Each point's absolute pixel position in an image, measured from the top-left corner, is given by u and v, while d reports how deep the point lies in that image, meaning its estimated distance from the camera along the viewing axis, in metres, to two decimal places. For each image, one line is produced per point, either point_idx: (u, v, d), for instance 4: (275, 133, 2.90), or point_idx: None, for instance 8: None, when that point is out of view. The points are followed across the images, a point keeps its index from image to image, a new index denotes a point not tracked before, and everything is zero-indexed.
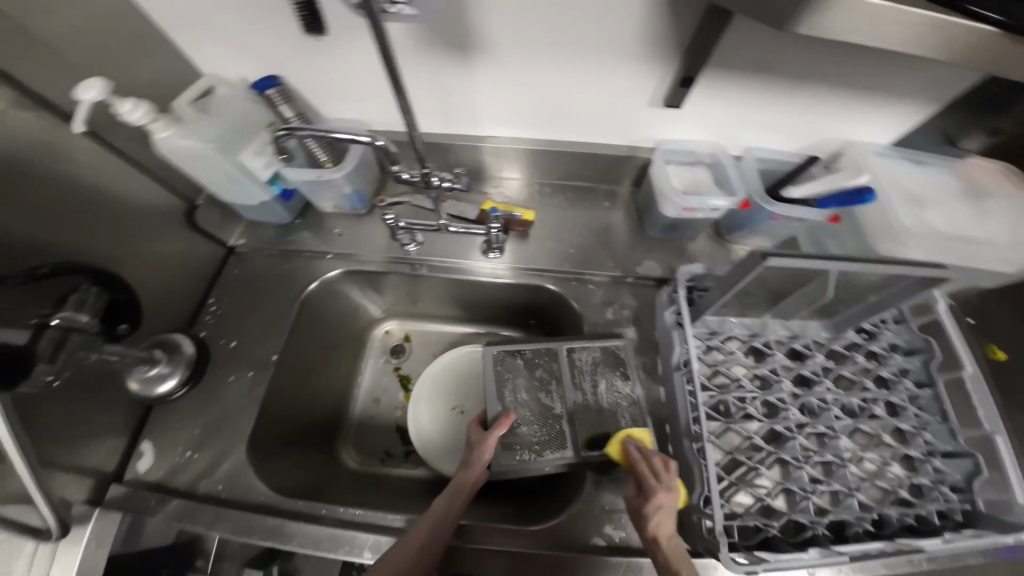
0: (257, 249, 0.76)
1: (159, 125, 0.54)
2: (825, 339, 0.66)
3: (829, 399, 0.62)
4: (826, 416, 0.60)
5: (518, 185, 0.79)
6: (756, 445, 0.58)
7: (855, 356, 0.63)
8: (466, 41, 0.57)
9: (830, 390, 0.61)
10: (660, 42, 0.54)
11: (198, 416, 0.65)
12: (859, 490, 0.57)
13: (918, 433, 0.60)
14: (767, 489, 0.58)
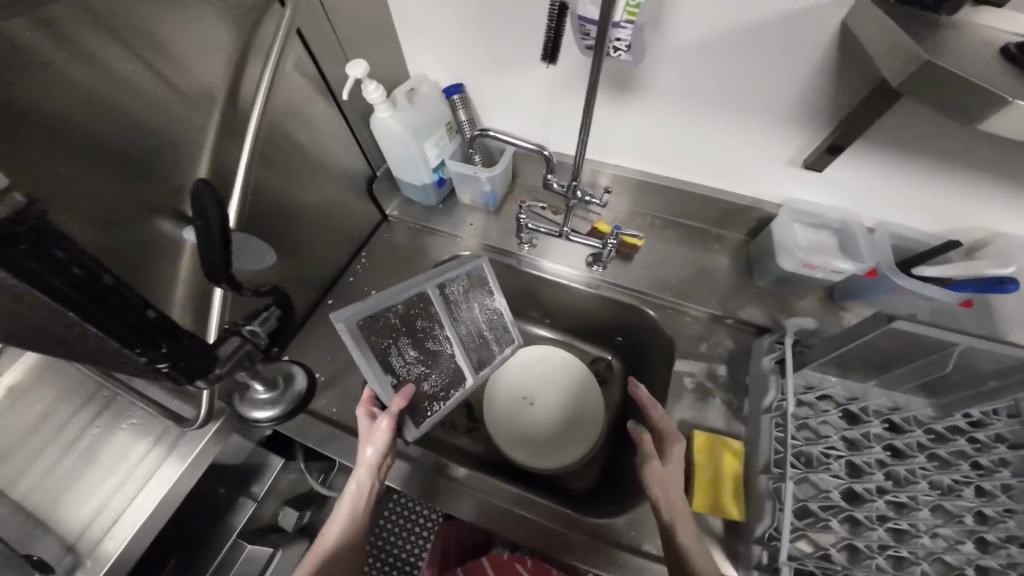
0: (405, 221, 0.91)
1: (383, 108, 0.69)
2: (928, 417, 0.65)
3: (917, 473, 0.62)
4: (910, 488, 0.61)
5: (634, 213, 0.86)
6: (831, 500, 0.61)
7: (958, 439, 0.62)
8: (632, 83, 0.66)
9: (922, 466, 0.61)
10: (820, 109, 0.59)
11: (331, 343, 0.78)
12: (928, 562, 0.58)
13: (1002, 519, 0.59)
14: (833, 540, 0.61)
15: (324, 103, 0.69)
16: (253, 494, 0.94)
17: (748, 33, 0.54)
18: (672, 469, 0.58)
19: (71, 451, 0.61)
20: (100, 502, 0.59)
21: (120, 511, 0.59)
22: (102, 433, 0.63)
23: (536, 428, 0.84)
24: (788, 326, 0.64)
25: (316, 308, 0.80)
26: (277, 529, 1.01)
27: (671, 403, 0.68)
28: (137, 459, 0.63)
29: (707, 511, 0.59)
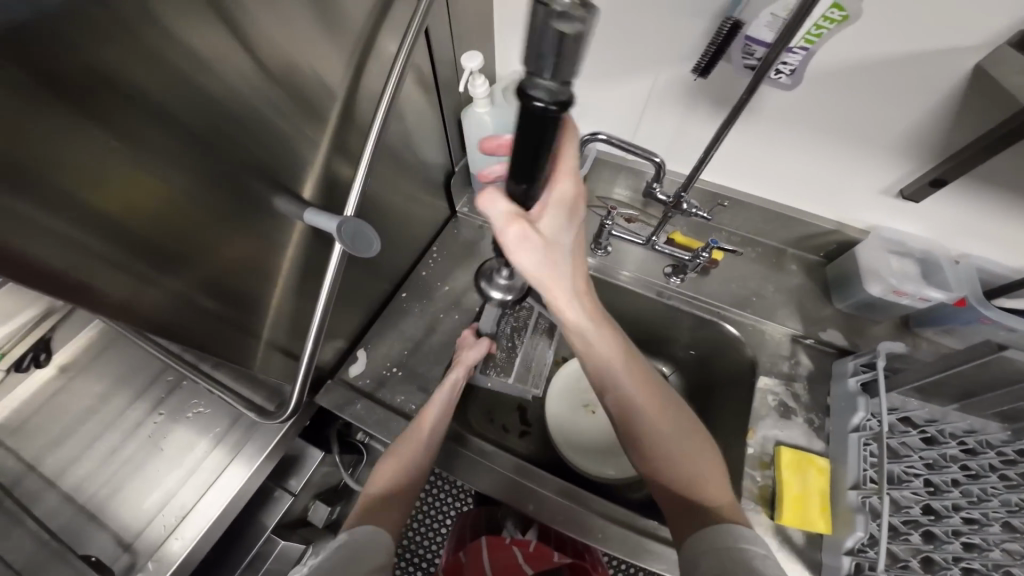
0: (474, 219, 0.90)
1: (483, 103, 0.69)
2: (1002, 441, 0.62)
3: (993, 493, 0.58)
4: (987, 506, 0.57)
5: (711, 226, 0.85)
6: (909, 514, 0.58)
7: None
8: (734, 99, 0.65)
9: (1000, 486, 0.58)
10: (929, 145, 0.60)
11: (403, 338, 0.76)
12: None
13: None
14: (907, 553, 0.57)
15: (423, 97, 0.68)
16: (290, 487, 0.89)
17: (871, 69, 0.55)
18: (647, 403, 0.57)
19: (138, 439, 0.63)
20: (164, 494, 0.61)
21: (184, 507, 0.60)
22: (166, 421, 0.64)
23: (599, 437, 0.82)
24: (879, 350, 0.65)
25: (389, 300, 0.79)
26: (307, 523, 0.94)
27: (754, 419, 0.69)
28: (198, 455, 0.63)
29: (797, 523, 0.59)
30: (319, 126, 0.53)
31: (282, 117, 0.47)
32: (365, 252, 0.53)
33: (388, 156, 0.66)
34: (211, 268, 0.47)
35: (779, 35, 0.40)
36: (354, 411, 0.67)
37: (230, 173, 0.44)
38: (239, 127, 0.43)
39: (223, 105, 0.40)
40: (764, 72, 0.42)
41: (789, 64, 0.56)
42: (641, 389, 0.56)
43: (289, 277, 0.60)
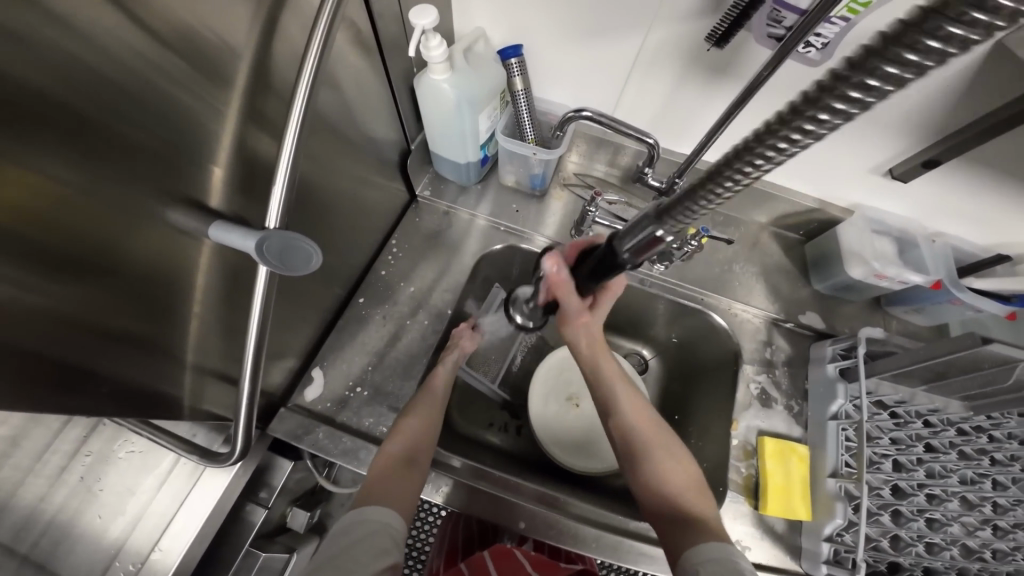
0: (437, 204, 0.78)
1: (441, 69, 0.56)
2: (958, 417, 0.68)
3: (951, 468, 0.64)
4: (947, 482, 0.63)
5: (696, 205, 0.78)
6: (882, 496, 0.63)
7: (981, 436, 0.65)
8: (729, 66, 0.57)
9: (955, 461, 0.63)
10: (926, 125, 0.56)
11: (364, 350, 0.67)
12: (953, 546, 0.61)
13: (1013, 508, 0.62)
14: (879, 531, 0.63)
15: (362, 61, 0.55)
16: (263, 499, 0.77)
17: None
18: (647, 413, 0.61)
19: (66, 486, 0.56)
20: (128, 525, 0.59)
21: (155, 532, 0.59)
22: (97, 462, 0.58)
23: (583, 431, 0.77)
24: (858, 336, 0.66)
25: (344, 306, 0.69)
26: (285, 529, 0.85)
27: (737, 410, 0.71)
28: (156, 479, 0.61)
29: (779, 512, 0.63)
30: (218, 109, 0.41)
31: (190, 102, 0.38)
32: (297, 269, 0.42)
33: (326, 141, 0.54)
34: (123, 289, 0.39)
35: (815, 6, 0.35)
36: (316, 440, 0.60)
37: (134, 173, 0.36)
38: (144, 114, 0.35)
39: (123, 89, 0.33)
40: (798, 39, 0.37)
41: (823, 37, 0.48)
42: (642, 416, 0.60)
43: (210, 300, 0.50)
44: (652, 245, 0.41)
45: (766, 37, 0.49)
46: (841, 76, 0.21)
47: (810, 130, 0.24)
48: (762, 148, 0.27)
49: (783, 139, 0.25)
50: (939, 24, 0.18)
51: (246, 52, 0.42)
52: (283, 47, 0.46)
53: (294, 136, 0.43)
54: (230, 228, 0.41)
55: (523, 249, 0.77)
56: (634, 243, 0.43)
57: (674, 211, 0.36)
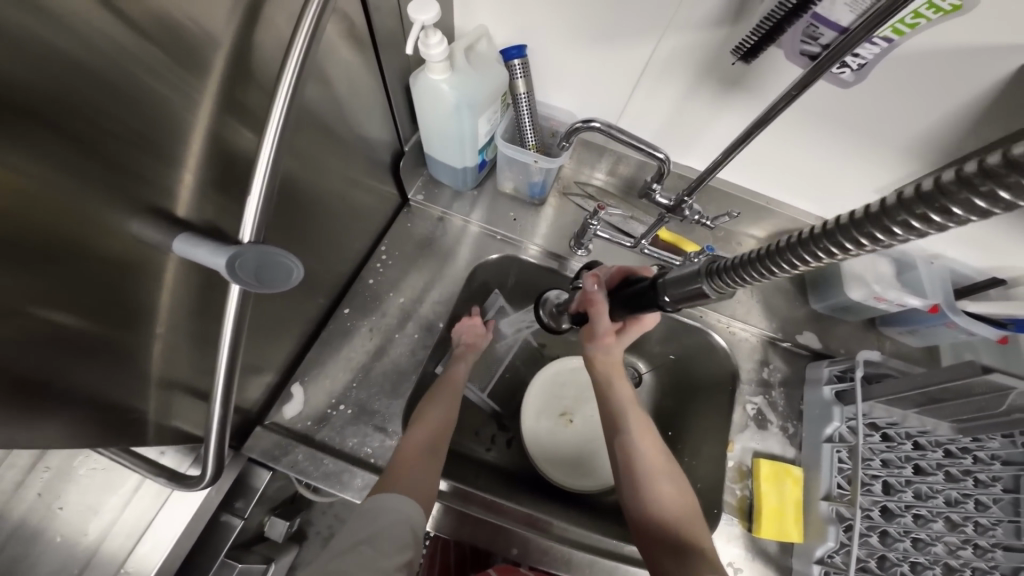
0: (430, 209, 0.74)
1: (441, 69, 0.53)
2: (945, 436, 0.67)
3: (936, 488, 0.63)
4: (933, 502, 0.62)
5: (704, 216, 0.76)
6: (873, 520, 0.62)
7: (966, 457, 0.64)
8: (741, 80, 0.55)
9: (942, 482, 0.63)
10: (939, 148, 0.55)
11: (349, 364, 0.63)
12: (935, 565, 0.61)
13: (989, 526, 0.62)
14: (868, 552, 0.62)
15: (354, 55, 0.50)
16: (239, 509, 0.67)
17: (907, 58, 0.48)
18: (653, 439, 0.59)
19: (25, 501, 0.55)
20: (95, 542, 0.57)
21: (124, 550, 0.58)
22: (57, 478, 0.57)
23: (578, 449, 0.75)
24: (856, 360, 0.65)
25: (329, 317, 0.65)
26: (263, 539, 0.79)
27: (733, 431, 0.70)
28: (120, 499, 0.59)
29: (774, 535, 0.62)
30: (193, 106, 0.37)
31: (161, 96, 0.34)
32: (276, 286, 0.37)
33: (311, 141, 0.50)
34: (81, 301, 0.35)
35: (859, 25, 0.35)
36: (295, 461, 0.56)
37: (95, 174, 0.32)
38: (118, 106, 0.32)
39: (94, 79, 0.30)
40: (833, 61, 0.37)
41: (862, 57, 0.48)
42: (648, 438, 0.59)
43: (181, 314, 0.45)
44: (699, 297, 0.43)
45: (800, 54, 0.48)
46: (975, 179, 0.25)
47: (939, 218, 0.27)
48: (894, 219, 0.29)
49: (909, 220, 0.28)
50: (991, 186, 0.25)
51: (223, 41, 0.37)
52: (267, 37, 0.41)
53: (274, 137, 0.38)
54: (199, 241, 0.37)
55: (520, 259, 0.74)
56: (682, 292, 0.45)
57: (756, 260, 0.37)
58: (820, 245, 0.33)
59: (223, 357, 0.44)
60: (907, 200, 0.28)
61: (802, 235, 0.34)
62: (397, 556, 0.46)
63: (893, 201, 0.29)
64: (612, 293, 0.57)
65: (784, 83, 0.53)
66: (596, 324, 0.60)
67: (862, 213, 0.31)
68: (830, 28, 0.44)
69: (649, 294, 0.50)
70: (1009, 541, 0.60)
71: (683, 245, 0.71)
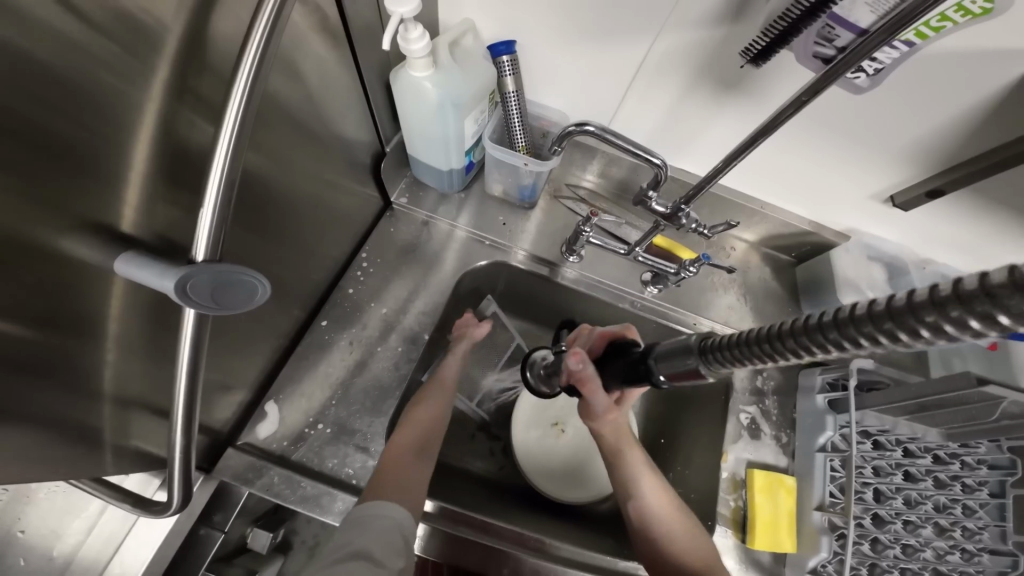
0: (414, 213, 0.71)
1: (422, 64, 0.49)
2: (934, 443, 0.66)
3: (924, 494, 0.63)
4: (922, 509, 0.62)
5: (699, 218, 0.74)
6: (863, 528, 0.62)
7: (955, 463, 0.64)
8: (739, 81, 0.53)
9: (930, 489, 0.62)
10: (936, 154, 0.54)
11: (328, 379, 0.60)
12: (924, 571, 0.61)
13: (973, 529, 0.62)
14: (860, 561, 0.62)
15: (328, 49, 0.47)
16: (219, 522, 0.62)
17: (933, 61, 0.45)
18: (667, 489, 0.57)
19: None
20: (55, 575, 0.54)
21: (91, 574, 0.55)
22: (14, 503, 0.51)
23: (570, 459, 0.73)
24: (850, 368, 0.64)
25: (306, 328, 0.61)
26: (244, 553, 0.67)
27: (726, 441, 0.69)
28: (85, 522, 0.56)
29: (767, 546, 0.61)
30: (137, 101, 0.33)
31: (96, 89, 0.30)
32: (236, 306, 0.34)
33: (279, 143, 0.46)
34: (15, 323, 0.31)
35: (878, 28, 0.33)
36: (270, 484, 0.53)
37: (16, 178, 0.28)
38: (37, 95, 0.27)
39: (10, 67, 0.26)
40: (850, 64, 0.35)
41: (880, 62, 0.45)
42: (662, 492, 0.56)
43: (136, 333, 0.41)
44: (693, 377, 0.36)
45: (813, 58, 0.45)
46: (972, 296, 0.20)
47: (925, 336, 0.22)
48: (871, 330, 0.24)
49: (896, 332, 0.23)
50: (983, 307, 0.20)
51: (172, 30, 0.33)
52: (224, 27, 0.37)
53: (229, 137, 0.34)
54: (146, 259, 0.33)
55: (509, 265, 0.71)
56: (674, 370, 0.37)
57: (720, 351, 0.32)
58: (798, 346, 0.27)
59: (184, 379, 0.40)
60: (902, 307, 0.22)
61: (759, 333, 0.28)
62: (394, 560, 0.44)
63: (850, 313, 0.24)
64: (601, 367, 0.51)
65: (784, 86, 0.51)
66: (591, 402, 0.54)
67: (842, 312, 0.25)
68: (851, 29, 0.42)
69: (638, 368, 0.43)
70: (995, 545, 0.59)
71: (677, 251, 0.69)
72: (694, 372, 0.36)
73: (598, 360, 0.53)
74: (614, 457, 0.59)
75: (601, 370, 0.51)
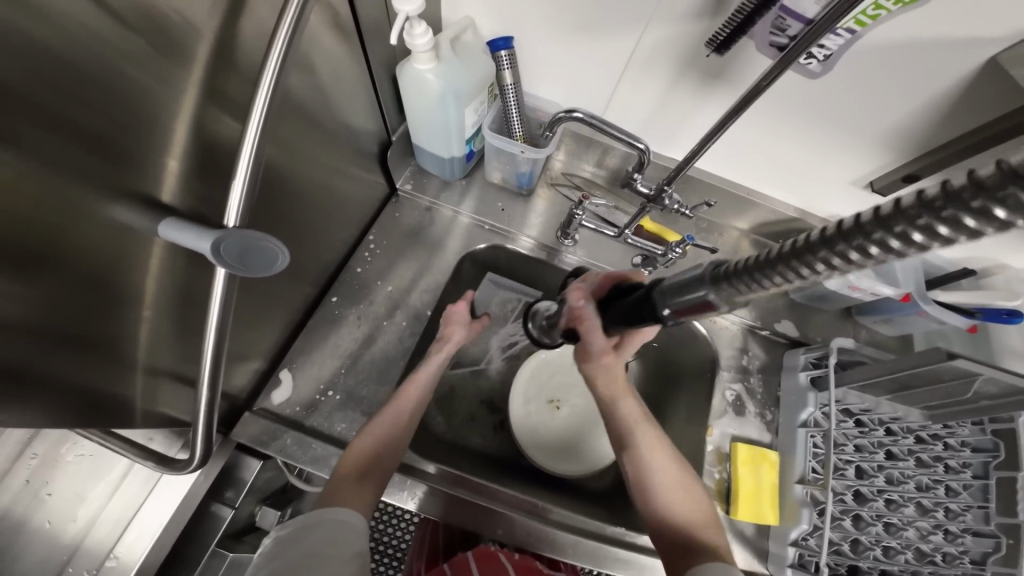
0: (418, 199, 0.75)
1: (423, 57, 0.53)
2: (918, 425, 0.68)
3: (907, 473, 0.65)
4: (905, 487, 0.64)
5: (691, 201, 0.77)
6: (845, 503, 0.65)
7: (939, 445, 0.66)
8: (721, 71, 0.56)
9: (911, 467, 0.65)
10: (912, 138, 0.57)
11: (338, 352, 0.64)
12: (907, 549, 0.63)
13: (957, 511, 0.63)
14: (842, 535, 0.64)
15: (340, 44, 0.51)
16: (229, 498, 0.66)
17: (900, 50, 0.48)
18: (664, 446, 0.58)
19: (12, 489, 0.54)
20: (77, 536, 0.55)
21: (111, 539, 0.56)
22: (43, 465, 0.56)
23: (564, 434, 0.77)
24: (830, 347, 0.67)
25: (317, 305, 0.66)
26: (255, 528, 0.71)
27: (712, 416, 0.72)
28: (108, 486, 0.58)
29: (750, 516, 0.65)
30: (174, 97, 0.37)
31: (142, 81, 0.34)
32: (261, 270, 0.38)
33: (295, 130, 0.50)
34: (69, 285, 0.36)
35: (825, 14, 0.36)
36: (284, 446, 0.57)
37: (77, 158, 0.32)
38: (94, 94, 0.32)
39: (74, 62, 0.30)
40: (802, 49, 0.39)
41: (827, 48, 0.48)
42: (658, 447, 0.58)
43: (168, 302, 0.46)
44: (702, 309, 0.33)
45: (769, 46, 0.49)
46: (988, 184, 0.18)
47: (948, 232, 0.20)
48: (892, 231, 0.22)
49: (912, 232, 0.21)
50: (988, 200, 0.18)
51: (203, 36, 0.37)
52: (249, 31, 0.41)
53: (257, 123, 0.38)
54: (183, 226, 0.37)
55: (508, 249, 0.75)
56: (682, 300, 0.34)
57: (740, 273, 0.28)
58: (810, 262, 0.25)
59: (210, 342, 0.44)
60: (893, 210, 0.21)
61: (792, 245, 0.25)
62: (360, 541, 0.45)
63: (871, 215, 0.22)
64: (600, 309, 0.51)
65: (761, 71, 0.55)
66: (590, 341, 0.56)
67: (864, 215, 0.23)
68: (796, 19, 0.45)
69: (643, 305, 0.40)
70: (978, 526, 0.60)
71: (666, 235, 0.72)
72: (705, 302, 0.32)
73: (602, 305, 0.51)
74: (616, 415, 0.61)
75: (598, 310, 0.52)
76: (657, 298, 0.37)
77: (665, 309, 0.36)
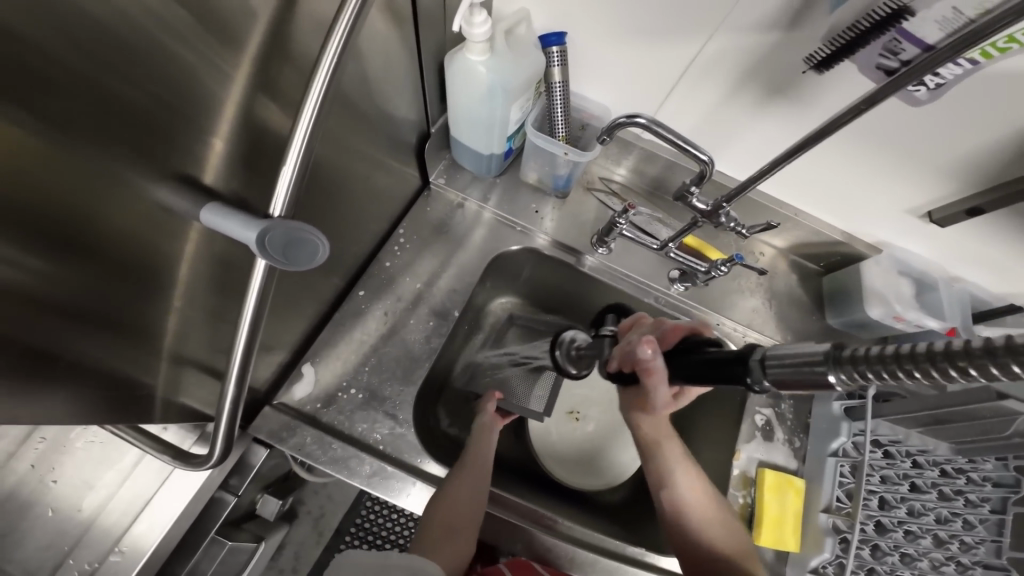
0: (450, 194, 0.72)
1: (478, 47, 0.51)
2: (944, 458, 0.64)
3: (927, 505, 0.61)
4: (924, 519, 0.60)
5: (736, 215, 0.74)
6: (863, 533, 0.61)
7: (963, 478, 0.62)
8: (787, 84, 0.53)
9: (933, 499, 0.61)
10: (981, 170, 0.54)
11: (361, 349, 0.62)
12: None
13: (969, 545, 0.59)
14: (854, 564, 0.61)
15: (392, 29, 0.48)
16: (233, 486, 0.65)
17: (987, 78, 0.46)
18: (696, 480, 0.57)
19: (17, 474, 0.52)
20: (82, 525, 0.53)
21: (119, 528, 0.54)
22: (51, 450, 0.53)
23: (583, 447, 0.75)
24: (870, 378, 0.65)
25: (343, 298, 0.64)
26: (253, 516, 0.73)
27: (740, 440, 0.71)
28: (119, 473, 0.55)
29: (772, 543, 0.63)
30: (226, 82, 0.35)
31: (195, 55, 0.32)
32: (301, 264, 0.36)
33: (339, 117, 0.47)
34: (101, 268, 0.33)
35: (947, 45, 0.36)
36: (302, 444, 0.55)
37: (121, 133, 0.30)
38: (144, 68, 0.29)
39: (127, 30, 0.27)
40: (915, 77, 0.38)
41: (943, 77, 0.43)
42: (697, 486, 0.57)
43: (198, 290, 0.43)
44: (813, 387, 0.30)
45: (875, 69, 0.45)
46: None
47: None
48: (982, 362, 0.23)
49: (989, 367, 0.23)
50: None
51: (262, 16, 0.35)
52: (306, 10, 0.39)
53: (311, 109, 0.36)
54: (226, 213, 0.35)
55: (539, 253, 0.73)
56: (790, 377, 0.31)
57: (863, 362, 0.27)
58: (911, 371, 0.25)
59: (242, 335, 0.42)
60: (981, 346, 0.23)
61: (903, 350, 0.25)
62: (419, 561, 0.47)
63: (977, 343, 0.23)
64: (675, 359, 0.45)
65: (849, 97, 0.51)
66: (653, 390, 0.49)
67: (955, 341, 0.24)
68: (913, 44, 0.42)
69: (731, 366, 0.36)
70: (989, 559, 0.57)
71: (707, 251, 0.68)
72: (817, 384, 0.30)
73: (670, 352, 0.47)
74: (652, 449, 0.59)
75: (672, 362, 0.45)
76: (753, 366, 0.34)
77: (765, 379, 0.34)
